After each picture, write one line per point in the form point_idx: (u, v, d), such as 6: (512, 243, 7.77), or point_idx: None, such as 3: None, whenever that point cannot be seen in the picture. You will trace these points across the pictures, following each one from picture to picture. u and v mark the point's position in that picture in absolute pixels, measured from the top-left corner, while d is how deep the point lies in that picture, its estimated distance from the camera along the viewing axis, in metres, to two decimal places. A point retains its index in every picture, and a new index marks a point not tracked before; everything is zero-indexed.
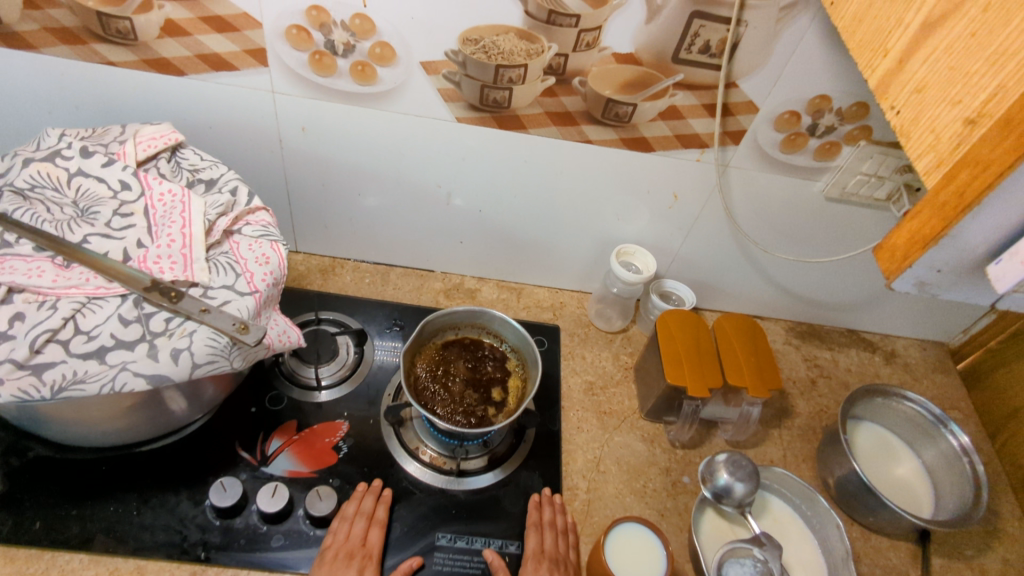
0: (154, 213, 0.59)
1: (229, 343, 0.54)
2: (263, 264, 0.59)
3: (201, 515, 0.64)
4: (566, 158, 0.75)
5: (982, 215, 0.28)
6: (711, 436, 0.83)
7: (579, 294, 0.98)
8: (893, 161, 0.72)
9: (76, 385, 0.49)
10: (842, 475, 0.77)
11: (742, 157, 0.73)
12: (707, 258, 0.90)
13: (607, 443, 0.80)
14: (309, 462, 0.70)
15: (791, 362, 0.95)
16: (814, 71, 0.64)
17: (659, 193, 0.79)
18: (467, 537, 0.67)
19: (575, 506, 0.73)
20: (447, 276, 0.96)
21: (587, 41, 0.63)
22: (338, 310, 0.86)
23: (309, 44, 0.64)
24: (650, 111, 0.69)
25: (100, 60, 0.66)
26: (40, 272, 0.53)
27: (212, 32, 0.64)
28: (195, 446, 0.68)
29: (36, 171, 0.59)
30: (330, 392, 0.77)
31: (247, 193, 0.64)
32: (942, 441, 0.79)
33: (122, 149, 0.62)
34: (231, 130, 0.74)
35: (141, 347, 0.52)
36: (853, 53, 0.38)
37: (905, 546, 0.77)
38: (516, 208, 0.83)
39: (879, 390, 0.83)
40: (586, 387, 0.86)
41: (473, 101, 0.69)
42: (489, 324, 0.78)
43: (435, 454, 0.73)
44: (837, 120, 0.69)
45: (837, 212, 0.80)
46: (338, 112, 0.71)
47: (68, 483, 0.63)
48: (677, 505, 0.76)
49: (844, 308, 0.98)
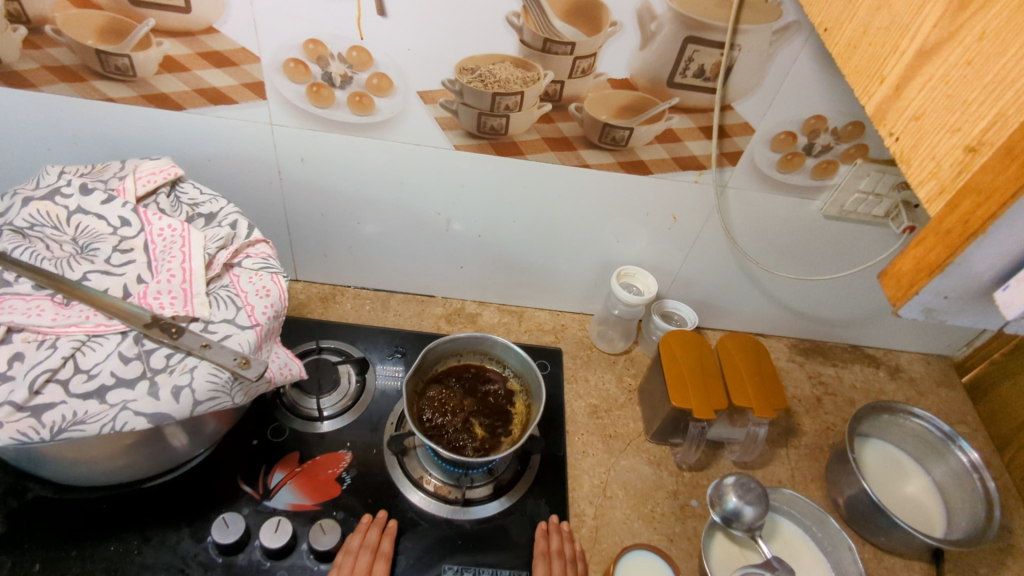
0: (154, 249, 0.59)
1: (230, 378, 0.53)
2: (263, 296, 0.59)
3: (202, 552, 0.63)
4: (565, 182, 0.76)
5: (987, 243, 0.27)
6: (717, 457, 0.82)
7: (580, 316, 0.98)
8: (891, 178, 0.72)
9: (76, 426, 0.48)
10: (852, 495, 0.76)
11: (740, 177, 0.74)
12: (707, 277, 0.89)
13: (613, 468, 0.79)
14: (312, 494, 0.69)
15: (795, 380, 0.95)
16: (808, 92, 0.64)
17: (658, 214, 0.80)
18: (474, 568, 0.66)
19: (583, 533, 0.72)
20: (447, 301, 0.96)
21: (583, 68, 0.63)
22: (339, 338, 0.86)
23: (306, 77, 0.65)
24: (646, 135, 0.69)
25: (100, 97, 0.66)
26: (39, 311, 0.52)
27: (210, 67, 0.64)
28: (197, 481, 0.68)
29: (35, 210, 0.59)
30: (333, 422, 0.76)
31: (247, 226, 0.64)
32: (952, 457, 0.78)
33: (122, 185, 0.62)
34: (230, 162, 0.75)
35: (141, 384, 0.51)
36: (849, 78, 0.39)
37: (919, 566, 0.76)
38: (515, 232, 0.83)
39: (886, 407, 0.83)
40: (590, 410, 0.85)
41: (471, 129, 0.69)
42: (492, 350, 0.77)
43: (439, 483, 0.72)
44: (833, 139, 0.69)
45: (836, 229, 0.80)
46: (336, 142, 0.71)
47: (68, 523, 0.62)
48: (686, 529, 0.75)
49: (847, 324, 0.98)
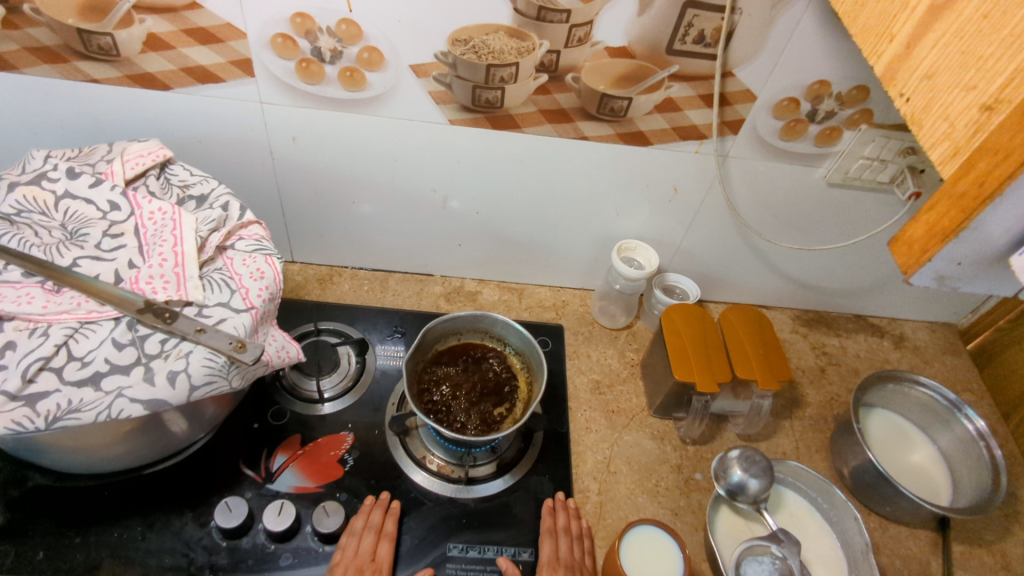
0: (145, 233, 0.58)
1: (226, 362, 0.52)
2: (258, 279, 0.58)
3: (207, 537, 0.63)
4: (564, 156, 0.74)
5: (1003, 206, 0.26)
6: (721, 431, 0.82)
7: (581, 292, 0.97)
8: (896, 143, 0.71)
9: (72, 414, 0.48)
10: (857, 465, 0.76)
11: (742, 147, 0.72)
12: (709, 249, 0.88)
13: (616, 443, 0.79)
14: (315, 476, 0.69)
15: (799, 351, 0.94)
16: (812, 56, 0.63)
17: (658, 186, 0.78)
18: (479, 546, 0.66)
19: (587, 509, 0.72)
20: (446, 279, 0.95)
21: (579, 37, 0.61)
22: (337, 319, 0.85)
23: (295, 52, 0.63)
24: (645, 105, 0.67)
25: (84, 78, 0.65)
26: (29, 299, 0.51)
27: (196, 44, 0.62)
28: (198, 466, 0.67)
29: (21, 195, 0.57)
30: (334, 404, 0.75)
31: (239, 207, 0.63)
32: (957, 426, 0.78)
33: (110, 168, 0.61)
34: (220, 143, 0.73)
35: (136, 370, 0.50)
36: (857, 39, 0.37)
37: (924, 534, 0.76)
38: (513, 208, 0.82)
39: (891, 376, 0.82)
40: (593, 386, 0.85)
41: (466, 103, 0.68)
42: (492, 328, 0.76)
43: (442, 462, 0.72)
44: (837, 105, 0.67)
45: (840, 198, 0.78)
46: (328, 120, 0.70)
47: (70, 511, 0.62)
48: (691, 503, 0.75)
49: (851, 294, 0.97)
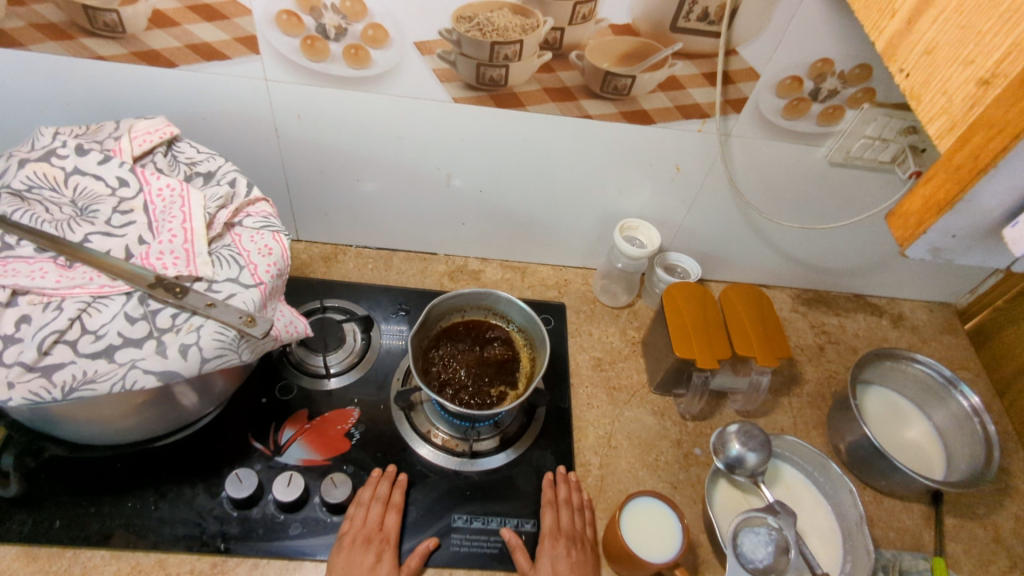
0: (154, 209, 0.59)
1: (236, 336, 0.53)
2: (266, 255, 0.59)
3: (218, 507, 0.64)
4: (567, 134, 0.74)
5: (997, 179, 0.27)
6: (721, 407, 0.83)
7: (583, 271, 0.97)
8: (898, 123, 0.71)
9: (87, 385, 0.49)
10: (853, 441, 0.78)
11: (744, 125, 0.72)
12: (711, 229, 0.89)
13: (617, 419, 0.80)
14: (322, 450, 0.70)
15: (798, 330, 0.95)
16: (815, 34, 0.63)
17: (661, 164, 0.78)
18: (483, 517, 0.68)
19: (589, 482, 0.73)
20: (450, 258, 0.95)
21: (583, 14, 0.62)
22: (342, 297, 0.86)
23: (300, 29, 0.63)
24: (649, 83, 0.68)
25: (90, 55, 0.65)
26: (42, 273, 0.52)
27: (202, 21, 0.63)
28: (208, 439, 0.69)
29: (32, 171, 0.58)
30: (339, 379, 0.77)
31: (246, 184, 0.63)
32: (952, 402, 0.79)
33: (118, 145, 0.61)
34: (226, 121, 0.73)
35: (148, 344, 0.52)
36: (859, 14, 0.37)
37: (918, 507, 0.78)
38: (516, 186, 0.83)
39: (888, 353, 0.83)
40: (594, 362, 0.86)
41: (470, 81, 0.68)
42: (495, 305, 0.77)
43: (446, 437, 0.74)
44: (839, 83, 0.68)
45: (841, 177, 0.79)
46: (333, 97, 0.70)
47: (84, 481, 0.64)
48: (690, 476, 0.76)
49: (850, 273, 0.98)
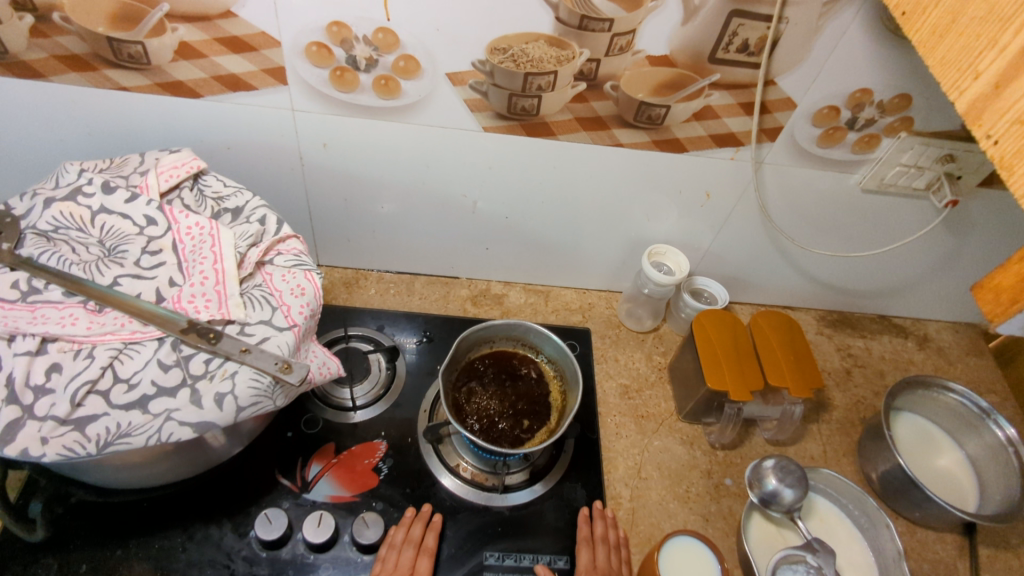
0: (183, 249, 0.57)
1: (272, 382, 0.52)
2: (299, 295, 0.57)
3: (247, 548, 0.63)
4: (598, 161, 0.73)
5: None
6: (750, 436, 0.82)
7: (606, 294, 0.96)
8: (935, 151, 0.70)
9: (122, 439, 0.48)
10: (886, 470, 0.77)
11: (778, 154, 0.71)
12: (738, 253, 0.88)
13: (646, 449, 0.79)
14: (350, 486, 0.69)
15: (824, 353, 0.94)
16: (856, 65, 0.62)
17: (691, 191, 0.77)
18: (515, 555, 0.67)
19: (620, 515, 0.72)
20: (472, 282, 0.94)
21: (620, 45, 0.60)
22: (365, 324, 0.85)
23: (330, 60, 0.62)
24: (683, 113, 0.66)
25: (113, 86, 0.63)
26: (73, 319, 0.51)
27: (228, 52, 0.61)
28: (233, 477, 0.68)
29: (58, 211, 0.57)
30: (365, 412, 0.75)
31: (276, 220, 0.62)
32: (986, 432, 0.78)
33: (144, 181, 0.60)
34: (250, 150, 0.72)
35: (183, 393, 0.50)
36: (934, 70, 0.36)
37: (951, 538, 0.77)
38: (543, 212, 0.81)
39: (920, 381, 0.82)
40: (621, 390, 0.85)
41: (501, 110, 0.67)
42: (525, 336, 0.76)
43: (475, 470, 0.72)
44: (877, 113, 0.66)
45: (874, 204, 0.78)
46: (361, 126, 0.69)
47: (110, 524, 0.62)
48: (721, 508, 0.75)
49: (876, 296, 0.96)
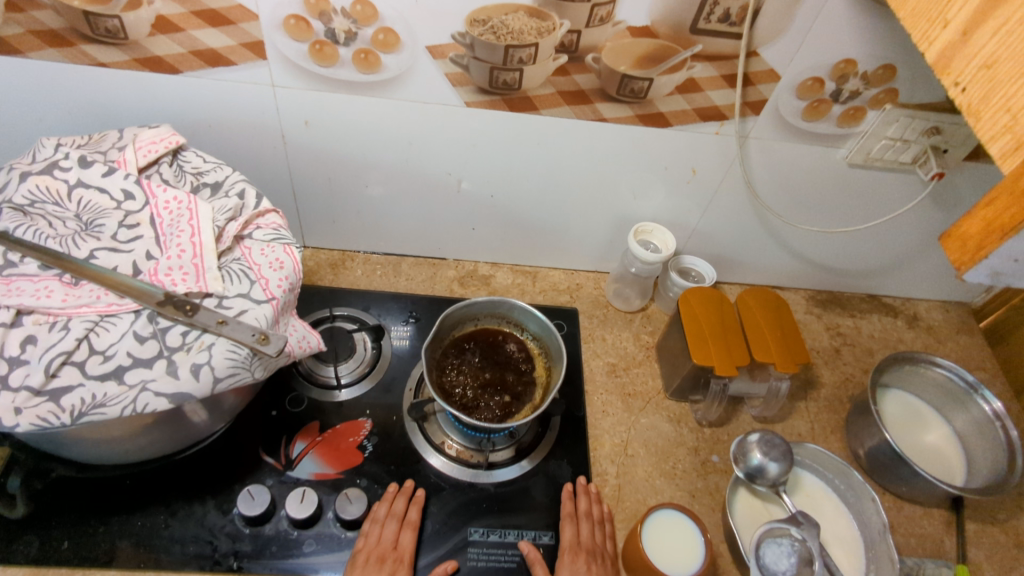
0: (162, 223, 0.57)
1: (249, 354, 0.52)
2: (277, 269, 0.57)
3: (230, 524, 0.63)
4: (582, 137, 0.73)
5: None
6: (738, 413, 0.82)
7: (595, 274, 0.96)
8: (921, 124, 0.69)
9: (97, 409, 0.47)
10: (873, 446, 0.77)
11: (763, 128, 0.71)
12: (725, 231, 0.87)
13: (633, 426, 0.79)
14: (334, 463, 0.69)
15: (813, 332, 0.94)
16: (839, 35, 0.61)
17: (677, 168, 0.77)
18: (500, 531, 0.67)
19: (606, 492, 0.72)
20: (459, 263, 0.94)
21: (601, 15, 0.60)
22: (351, 305, 0.84)
23: (308, 34, 0.61)
24: (666, 85, 0.66)
25: (91, 62, 0.63)
26: (48, 292, 0.51)
27: (206, 26, 0.60)
28: (217, 455, 0.67)
29: (34, 185, 0.56)
30: (350, 391, 0.75)
31: (255, 195, 0.61)
32: (973, 407, 0.78)
33: (122, 156, 0.59)
34: (232, 128, 0.72)
35: (159, 364, 0.50)
36: (906, 23, 0.35)
37: (939, 513, 0.77)
38: (529, 190, 0.81)
39: (908, 356, 0.81)
40: (608, 369, 0.84)
41: (483, 85, 0.66)
42: (510, 313, 0.75)
43: (461, 448, 0.72)
44: (862, 85, 0.66)
45: (861, 179, 0.77)
46: (342, 103, 0.68)
47: (92, 501, 0.62)
48: (708, 485, 0.75)
49: (865, 274, 0.96)
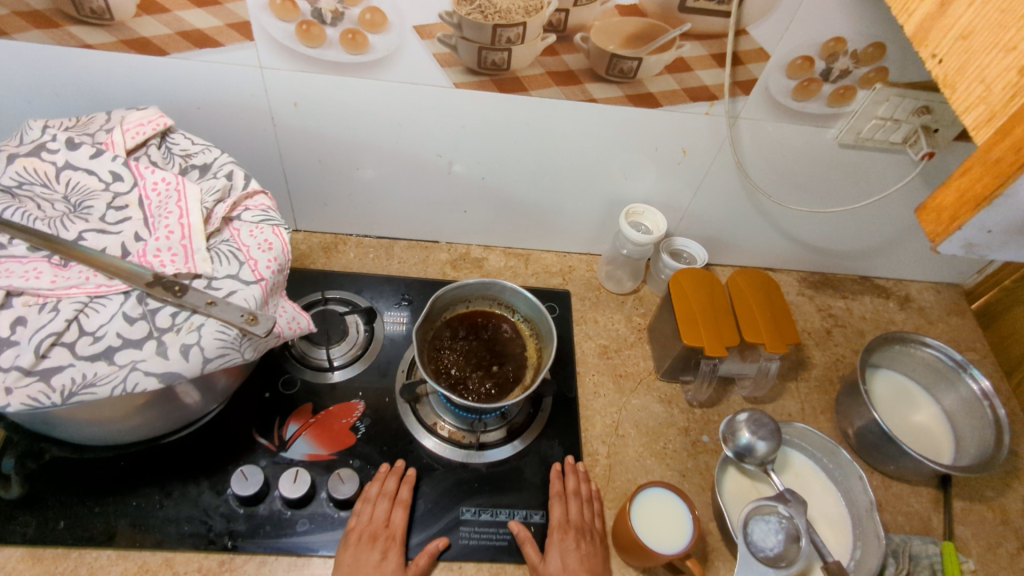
0: (150, 205, 0.57)
1: (239, 335, 0.52)
2: (266, 250, 0.57)
3: (224, 504, 0.64)
4: (572, 118, 0.72)
5: None
6: (728, 393, 0.83)
7: (587, 257, 0.96)
8: (911, 103, 0.69)
9: (87, 389, 0.48)
10: (862, 426, 0.77)
11: (753, 108, 0.71)
12: (717, 213, 0.87)
13: (624, 407, 0.79)
14: (328, 444, 0.70)
15: (805, 314, 0.94)
16: (827, 13, 0.61)
17: (667, 149, 0.77)
18: (491, 510, 0.68)
19: (597, 472, 0.73)
20: (452, 246, 0.94)
21: None
22: (343, 288, 0.85)
23: (294, 14, 0.61)
24: (656, 65, 0.66)
25: (77, 43, 0.63)
26: (37, 274, 0.51)
27: (192, 6, 0.60)
28: (210, 436, 0.68)
29: (21, 167, 0.56)
30: (342, 373, 0.76)
31: (243, 176, 0.61)
32: (962, 385, 0.79)
33: (110, 138, 0.59)
34: (221, 111, 0.72)
35: (149, 344, 0.50)
36: None
37: (927, 491, 0.78)
38: (520, 173, 0.81)
39: (896, 337, 0.82)
40: (600, 350, 0.85)
41: (472, 65, 0.66)
42: (500, 295, 0.76)
43: (453, 429, 0.73)
44: (851, 63, 0.66)
45: (852, 159, 0.77)
46: (331, 84, 0.68)
47: (87, 482, 0.63)
48: (698, 464, 0.76)
49: (857, 256, 0.96)
